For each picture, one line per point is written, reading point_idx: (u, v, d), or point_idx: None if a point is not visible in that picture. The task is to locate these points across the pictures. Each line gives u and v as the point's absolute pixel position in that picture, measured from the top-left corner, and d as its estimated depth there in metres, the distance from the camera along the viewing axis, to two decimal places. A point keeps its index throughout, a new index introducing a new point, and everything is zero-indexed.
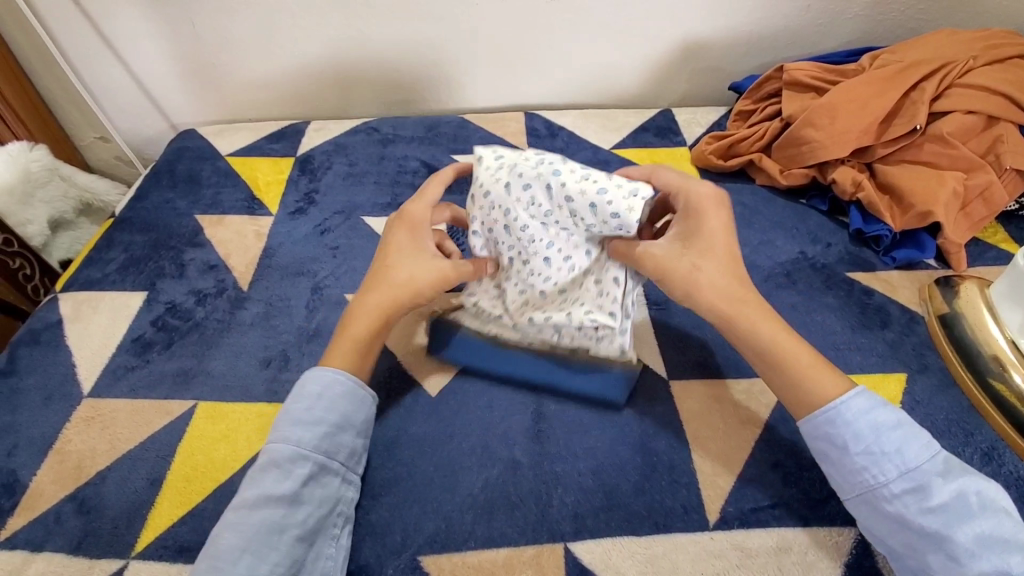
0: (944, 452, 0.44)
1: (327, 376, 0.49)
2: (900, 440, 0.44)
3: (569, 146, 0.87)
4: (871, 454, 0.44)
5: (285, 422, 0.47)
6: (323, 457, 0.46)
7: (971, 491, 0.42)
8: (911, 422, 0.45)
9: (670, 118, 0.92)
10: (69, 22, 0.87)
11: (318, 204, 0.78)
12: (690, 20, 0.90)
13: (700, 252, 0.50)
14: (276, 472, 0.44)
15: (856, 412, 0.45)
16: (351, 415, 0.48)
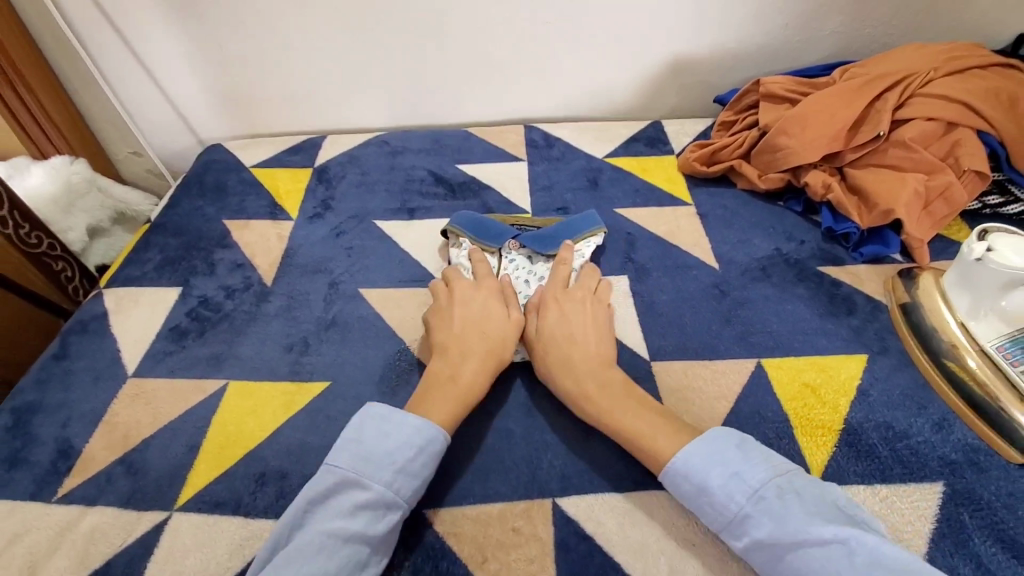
0: (747, 507, 0.45)
1: (433, 434, 0.51)
2: (703, 512, 0.47)
3: (565, 156, 0.95)
4: (700, 516, 0.48)
5: (383, 466, 0.48)
6: (407, 506, 0.48)
7: (764, 547, 0.44)
8: (712, 477, 0.47)
9: (659, 130, 1.00)
10: (109, 47, 0.96)
11: (333, 209, 0.85)
12: (677, 40, 0.98)
13: (574, 324, 0.60)
14: (371, 513, 0.46)
15: (670, 482, 0.49)
16: (435, 471, 0.51)
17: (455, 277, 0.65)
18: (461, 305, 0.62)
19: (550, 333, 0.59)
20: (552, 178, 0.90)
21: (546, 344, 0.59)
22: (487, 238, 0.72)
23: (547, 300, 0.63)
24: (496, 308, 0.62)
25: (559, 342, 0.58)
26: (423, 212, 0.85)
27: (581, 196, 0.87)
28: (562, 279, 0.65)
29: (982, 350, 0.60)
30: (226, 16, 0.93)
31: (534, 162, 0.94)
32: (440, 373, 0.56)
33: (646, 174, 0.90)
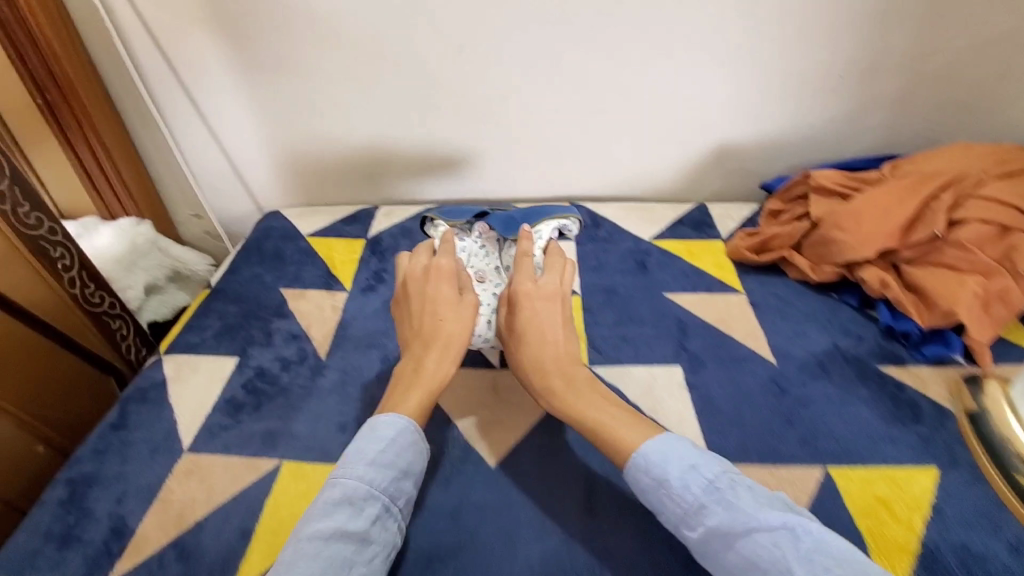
0: (702, 497, 0.47)
1: (398, 424, 0.55)
2: (662, 505, 0.49)
3: (611, 236, 0.95)
4: (662, 515, 0.49)
5: (360, 463, 0.52)
6: (388, 500, 0.51)
7: (717, 536, 0.45)
8: (671, 471, 0.49)
9: (704, 213, 1.01)
10: (187, 120, 1.03)
11: (386, 282, 0.87)
12: (722, 129, 1.01)
13: (543, 323, 0.62)
14: (350, 508, 0.49)
15: (635, 478, 0.51)
16: (412, 464, 0.55)
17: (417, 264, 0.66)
18: (421, 298, 0.64)
19: (518, 333, 0.62)
20: (601, 258, 0.91)
21: (520, 345, 0.61)
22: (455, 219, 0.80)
23: (519, 296, 0.63)
24: (455, 299, 0.64)
25: (533, 341, 0.61)
26: None
27: (629, 278, 0.87)
28: (529, 270, 0.66)
29: None
30: (298, 96, 1.00)
31: (583, 242, 0.94)
32: (405, 368, 0.60)
33: (695, 258, 0.91)
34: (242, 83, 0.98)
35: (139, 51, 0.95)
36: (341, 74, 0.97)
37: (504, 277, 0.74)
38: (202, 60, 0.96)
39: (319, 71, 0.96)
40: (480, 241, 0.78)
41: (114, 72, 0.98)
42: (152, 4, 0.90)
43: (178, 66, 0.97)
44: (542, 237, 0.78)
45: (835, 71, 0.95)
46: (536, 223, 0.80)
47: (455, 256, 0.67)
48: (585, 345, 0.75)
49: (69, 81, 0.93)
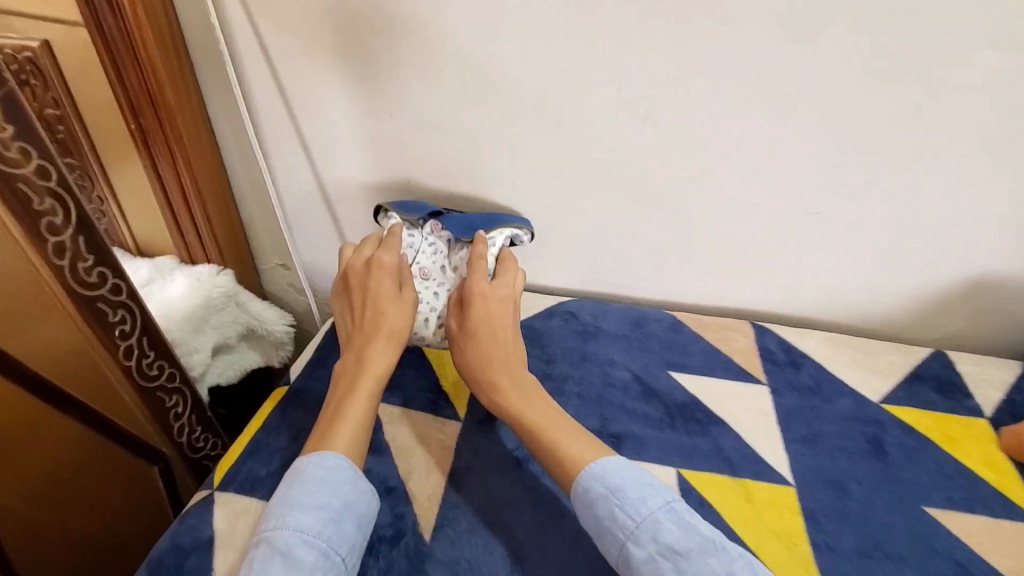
0: (657, 512, 0.49)
1: (330, 460, 0.53)
2: (613, 516, 0.49)
3: (820, 387, 0.69)
4: (604, 534, 0.50)
5: (292, 509, 0.49)
6: (327, 546, 0.48)
7: (670, 552, 0.46)
8: (623, 487, 0.50)
9: (947, 365, 0.73)
10: (292, 160, 0.87)
11: None
12: (986, 259, 0.73)
13: (495, 325, 0.65)
14: (284, 560, 0.46)
15: (584, 492, 0.52)
16: (353, 501, 0.52)
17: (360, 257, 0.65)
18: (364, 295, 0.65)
19: (471, 335, 0.64)
20: (810, 423, 0.65)
21: (469, 344, 0.64)
22: (410, 213, 0.73)
23: (471, 296, 0.65)
24: (395, 296, 0.65)
25: (481, 340, 0.64)
26: (633, 446, 0.63)
27: (862, 466, 0.61)
28: (482, 272, 0.67)
29: None
30: (427, 152, 0.81)
31: (779, 389, 0.69)
32: (350, 363, 0.62)
33: (955, 446, 0.64)
34: (365, 129, 0.81)
35: (250, 77, 0.80)
36: (487, 134, 0.77)
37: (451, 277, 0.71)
38: (323, 98, 0.79)
39: (461, 128, 0.77)
40: (432, 238, 0.72)
41: (218, 97, 0.82)
42: (274, 27, 0.74)
43: (291, 98, 0.80)
44: (496, 245, 0.70)
45: None
46: (492, 228, 0.71)
47: (398, 251, 0.66)
48: None
49: (167, 104, 0.77)
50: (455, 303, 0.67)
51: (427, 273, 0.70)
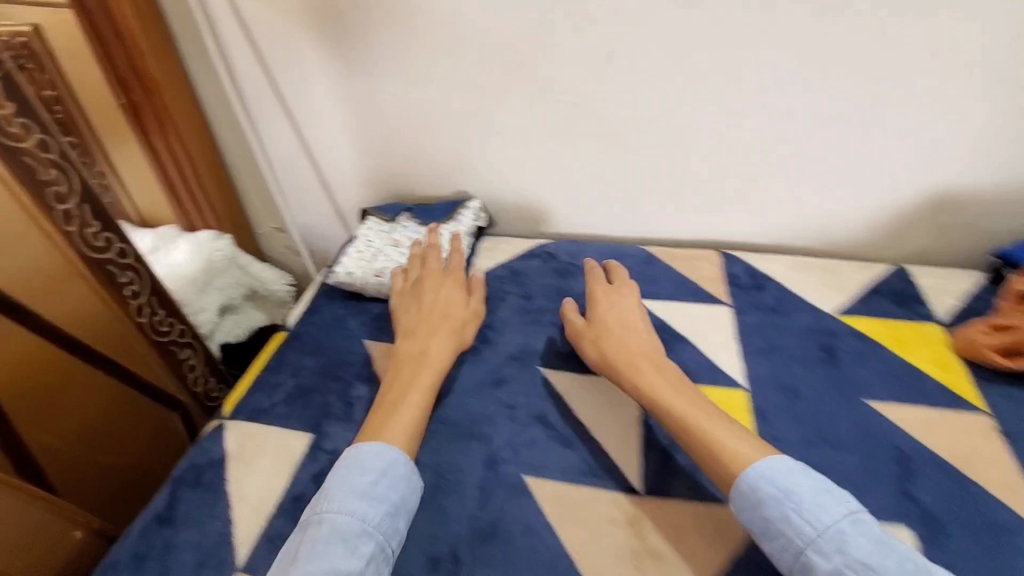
0: (841, 522, 0.45)
1: (386, 454, 0.54)
2: (787, 519, 0.46)
3: (781, 304, 0.74)
4: (775, 538, 0.47)
5: (353, 497, 0.50)
6: (383, 539, 0.49)
7: (862, 568, 0.42)
8: (802, 491, 0.47)
9: (907, 280, 0.76)
10: (276, 124, 0.91)
11: (493, 344, 0.71)
12: (949, 172, 0.74)
13: (620, 322, 0.66)
14: (343, 548, 0.47)
15: (754, 490, 0.48)
16: (407, 498, 0.52)
17: (433, 266, 0.74)
18: (425, 300, 0.71)
19: (608, 328, 0.66)
20: (769, 337, 0.70)
21: (602, 334, 0.65)
22: (386, 211, 0.88)
23: (593, 295, 0.70)
24: (468, 302, 0.72)
25: (611, 334, 0.64)
26: None
27: (816, 372, 0.65)
28: (598, 278, 0.73)
29: None
30: (403, 110, 0.85)
31: (743, 309, 0.74)
32: (411, 350, 0.65)
33: (905, 348, 0.67)
34: (343, 88, 0.84)
35: (231, 46, 0.84)
36: (460, 84, 0.80)
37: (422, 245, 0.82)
38: (302, 61, 0.83)
39: (436, 83, 0.81)
40: (405, 224, 0.86)
41: (200, 66, 0.86)
42: None
43: (270, 62, 0.84)
44: (462, 224, 0.86)
45: None
46: (454, 214, 0.87)
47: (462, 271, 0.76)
48: None
49: (153, 78, 0.82)
50: (570, 308, 0.70)
51: (401, 243, 0.82)
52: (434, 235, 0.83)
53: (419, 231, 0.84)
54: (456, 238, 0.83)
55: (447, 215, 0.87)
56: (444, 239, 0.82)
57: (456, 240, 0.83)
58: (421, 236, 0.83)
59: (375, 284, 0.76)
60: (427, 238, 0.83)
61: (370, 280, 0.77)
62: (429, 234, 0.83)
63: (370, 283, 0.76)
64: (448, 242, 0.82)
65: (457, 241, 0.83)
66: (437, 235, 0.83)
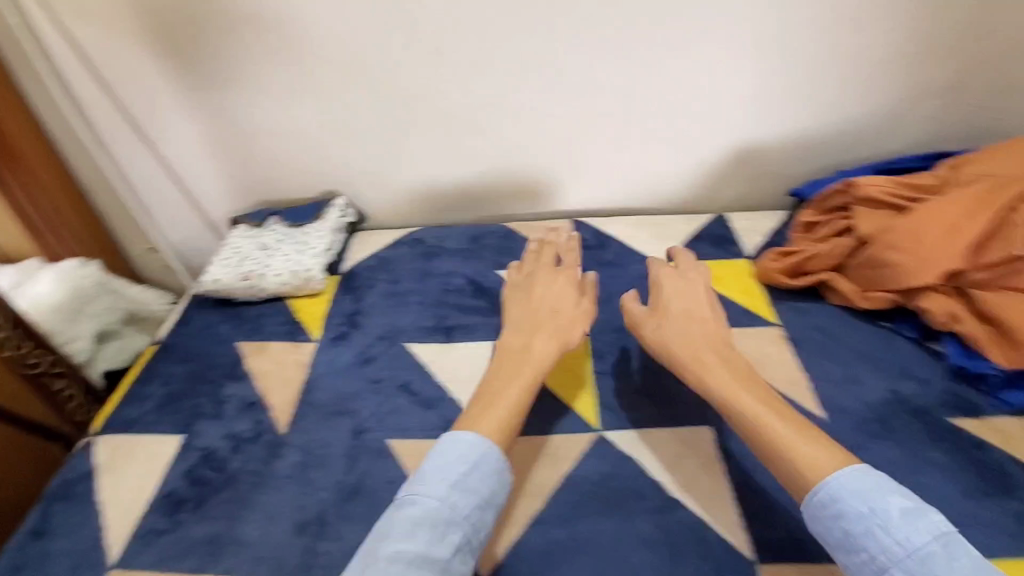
0: (932, 543, 0.42)
1: (485, 445, 0.52)
2: (873, 536, 0.44)
3: (620, 260, 0.84)
4: (857, 553, 0.45)
5: (457, 484, 0.50)
6: (468, 530, 0.48)
7: None
8: (893, 508, 0.45)
9: (725, 226, 0.88)
10: (129, 146, 0.91)
11: (362, 326, 0.76)
12: (743, 128, 0.86)
13: (687, 309, 0.63)
14: (423, 534, 0.47)
15: (836, 502, 0.46)
16: (495, 492, 0.51)
17: (545, 265, 0.72)
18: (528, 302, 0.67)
19: (694, 319, 0.62)
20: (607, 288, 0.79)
21: (664, 322, 0.63)
22: (254, 218, 0.92)
23: (658, 283, 0.67)
24: (579, 304, 0.67)
25: (676, 320, 0.62)
26: (462, 333, 0.74)
27: None
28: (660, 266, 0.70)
29: None
30: (254, 119, 0.88)
31: (588, 267, 0.83)
32: (513, 345, 0.62)
33: (719, 282, 0.78)
34: (190, 104, 0.86)
35: (68, 72, 0.84)
36: (304, 89, 0.85)
37: (289, 244, 0.85)
38: (143, 82, 0.84)
39: (280, 91, 0.85)
40: (274, 227, 0.89)
41: (40, 96, 0.86)
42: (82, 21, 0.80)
43: (112, 85, 0.85)
44: (330, 219, 0.89)
45: (880, 55, 0.79)
46: (322, 211, 0.91)
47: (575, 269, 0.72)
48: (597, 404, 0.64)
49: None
50: (633, 296, 0.67)
51: (269, 245, 0.85)
52: (302, 233, 0.86)
53: (287, 232, 0.88)
54: (324, 233, 0.87)
55: (316, 213, 0.90)
56: (311, 236, 0.86)
57: (324, 234, 0.86)
58: (289, 235, 0.87)
59: (243, 287, 0.80)
60: (294, 237, 0.86)
61: (238, 283, 0.80)
62: (296, 233, 0.87)
63: (238, 286, 0.80)
64: (315, 238, 0.85)
65: (325, 235, 0.86)
66: (304, 233, 0.87)
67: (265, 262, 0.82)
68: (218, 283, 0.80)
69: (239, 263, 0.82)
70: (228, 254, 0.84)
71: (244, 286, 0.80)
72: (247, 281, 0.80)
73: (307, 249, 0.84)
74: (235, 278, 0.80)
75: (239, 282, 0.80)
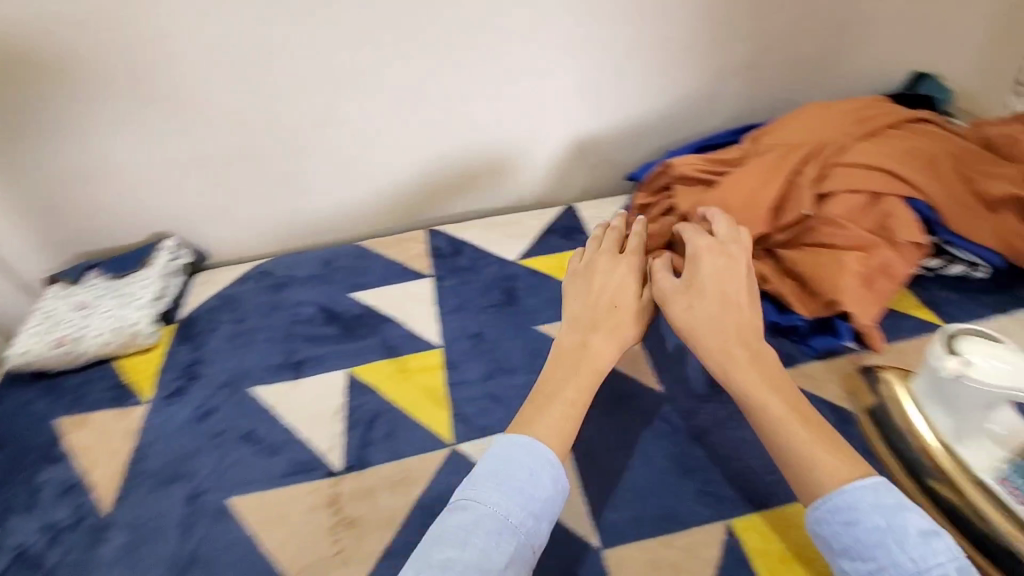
0: (947, 563, 0.41)
1: (536, 452, 0.49)
2: (885, 548, 0.42)
3: (474, 264, 0.84)
4: (860, 561, 0.43)
5: (506, 489, 0.46)
6: (523, 538, 0.45)
7: None
8: (914, 525, 0.43)
9: (574, 217, 0.91)
10: None
11: (201, 377, 0.71)
12: (575, 121, 0.89)
13: (729, 284, 0.58)
14: (485, 540, 0.43)
15: (852, 509, 0.45)
16: (548, 498, 0.48)
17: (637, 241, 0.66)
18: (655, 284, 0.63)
19: (720, 300, 0.57)
20: (462, 295, 0.79)
21: (697, 301, 0.57)
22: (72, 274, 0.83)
23: (698, 256, 0.60)
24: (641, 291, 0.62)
25: (713, 302, 0.57)
26: (312, 366, 0.71)
27: (498, 315, 0.75)
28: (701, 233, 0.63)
29: (953, 453, 0.50)
30: (49, 167, 0.78)
31: (443, 276, 0.82)
32: (572, 347, 0.57)
33: None
34: None
35: None
36: (103, 129, 0.77)
37: (112, 299, 0.78)
38: None
39: (75, 134, 0.76)
40: (95, 283, 0.81)
41: None
42: None
43: None
44: (160, 264, 0.82)
45: (682, 41, 0.85)
46: (151, 256, 0.84)
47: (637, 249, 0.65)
48: (449, 416, 0.63)
49: None
50: (665, 269, 0.61)
51: (88, 304, 0.77)
52: (127, 285, 0.80)
53: (111, 285, 0.80)
54: (154, 280, 0.80)
55: (144, 260, 0.83)
56: (139, 286, 0.79)
57: (153, 282, 0.80)
58: (113, 289, 0.80)
59: (58, 355, 0.72)
60: (119, 290, 0.79)
61: (51, 352, 0.72)
62: (121, 286, 0.80)
63: (52, 355, 0.72)
64: (143, 288, 0.79)
65: (155, 284, 0.80)
66: (130, 284, 0.80)
67: (84, 324, 0.74)
68: (28, 355, 0.72)
69: (53, 329, 0.74)
70: (41, 320, 0.76)
71: (59, 353, 0.72)
72: (63, 348, 0.72)
73: (133, 302, 0.77)
74: (47, 346, 0.72)
75: (52, 350, 0.72)
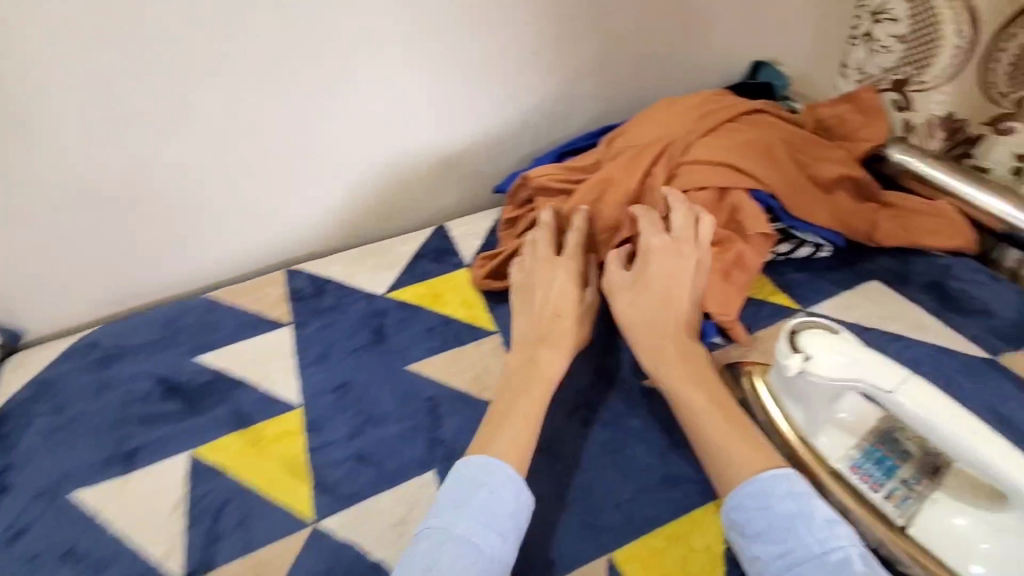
0: (848, 547, 0.43)
1: (498, 473, 0.49)
2: (794, 529, 0.44)
3: (338, 303, 0.76)
4: (771, 543, 0.45)
5: (468, 511, 0.47)
6: (488, 560, 0.45)
7: None
8: (823, 511, 0.45)
9: (445, 236, 0.85)
10: None
11: (10, 490, 0.59)
12: (432, 136, 0.84)
13: (672, 280, 0.61)
14: (446, 563, 0.44)
15: (767, 494, 0.47)
16: (514, 518, 0.48)
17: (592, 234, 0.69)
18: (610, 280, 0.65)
19: (662, 298, 0.61)
20: (324, 340, 0.71)
21: (638, 298, 0.61)
22: None
23: (645, 253, 0.63)
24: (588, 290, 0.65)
25: (651, 301, 0.61)
26: (149, 453, 0.61)
27: (365, 358, 0.69)
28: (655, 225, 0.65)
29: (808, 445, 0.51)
30: None
31: (303, 321, 0.74)
32: (523, 359, 0.59)
33: (439, 302, 0.76)
34: None
35: None
36: None
37: None
38: None
39: None
40: None
41: None
42: None
43: None
44: None
45: (528, 45, 0.82)
46: None
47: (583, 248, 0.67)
48: (310, 490, 0.57)
49: None
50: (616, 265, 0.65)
51: None
52: None
53: None
54: None
55: None
56: None
57: None
58: None
59: None
60: None
61: None
62: None
63: None
64: None
65: None
66: None
67: None
68: None
69: None
70: None
71: None
72: None
73: None
74: None
75: None
